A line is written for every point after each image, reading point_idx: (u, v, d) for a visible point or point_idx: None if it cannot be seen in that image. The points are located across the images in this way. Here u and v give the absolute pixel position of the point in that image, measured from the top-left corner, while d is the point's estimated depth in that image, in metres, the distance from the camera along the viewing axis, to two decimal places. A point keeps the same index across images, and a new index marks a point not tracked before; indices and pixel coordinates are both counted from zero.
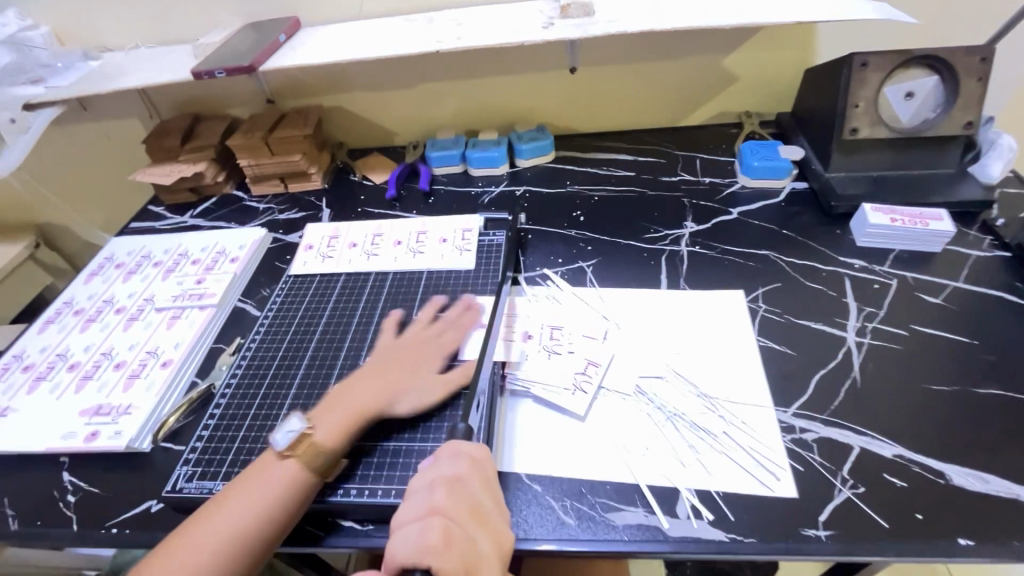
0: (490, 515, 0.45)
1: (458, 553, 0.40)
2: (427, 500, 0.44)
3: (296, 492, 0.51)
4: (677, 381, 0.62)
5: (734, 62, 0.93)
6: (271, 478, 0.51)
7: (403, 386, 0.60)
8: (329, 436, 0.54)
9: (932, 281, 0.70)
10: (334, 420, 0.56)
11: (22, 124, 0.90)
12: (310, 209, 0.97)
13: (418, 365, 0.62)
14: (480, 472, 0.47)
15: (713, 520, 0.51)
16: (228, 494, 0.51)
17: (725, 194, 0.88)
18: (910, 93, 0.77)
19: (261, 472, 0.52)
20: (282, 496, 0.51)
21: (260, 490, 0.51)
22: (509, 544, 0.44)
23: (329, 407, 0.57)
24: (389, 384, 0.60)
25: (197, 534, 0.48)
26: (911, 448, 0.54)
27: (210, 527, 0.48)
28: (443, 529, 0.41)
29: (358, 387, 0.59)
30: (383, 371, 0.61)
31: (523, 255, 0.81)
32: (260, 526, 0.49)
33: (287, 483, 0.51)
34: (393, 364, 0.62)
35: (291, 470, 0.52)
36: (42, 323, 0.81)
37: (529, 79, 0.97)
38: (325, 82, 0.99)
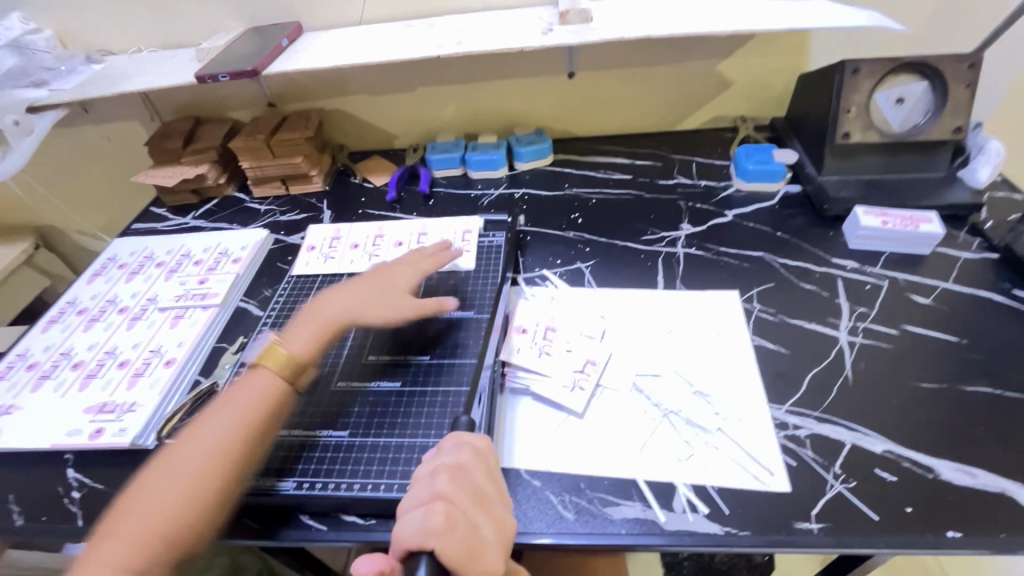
0: (492, 501, 0.46)
1: (460, 535, 0.40)
2: (430, 486, 0.45)
3: (271, 398, 0.57)
4: (673, 379, 0.63)
5: (729, 68, 0.95)
6: (244, 393, 0.56)
7: (374, 307, 0.66)
8: (300, 347, 0.61)
9: (922, 282, 0.72)
10: (307, 333, 0.62)
11: (25, 126, 0.91)
12: (311, 210, 0.98)
13: (387, 290, 0.68)
14: (482, 462, 0.48)
15: (709, 513, 0.52)
16: (202, 422, 0.54)
17: (720, 197, 0.90)
18: (900, 98, 0.80)
19: (236, 390, 0.57)
20: (256, 408, 0.55)
21: (237, 408, 0.55)
22: (510, 531, 0.45)
23: (300, 323, 0.64)
24: (364, 302, 0.66)
25: (171, 464, 0.51)
26: (901, 444, 0.55)
27: (189, 448, 0.52)
28: (446, 512, 0.42)
29: (333, 304, 0.66)
30: (359, 293, 0.67)
31: (522, 256, 0.83)
32: (235, 436, 0.53)
33: (260, 395, 0.56)
34: (364, 288, 0.68)
35: (265, 380, 0.58)
36: (46, 323, 0.82)
37: (528, 84, 0.99)
38: (326, 85, 1.00)
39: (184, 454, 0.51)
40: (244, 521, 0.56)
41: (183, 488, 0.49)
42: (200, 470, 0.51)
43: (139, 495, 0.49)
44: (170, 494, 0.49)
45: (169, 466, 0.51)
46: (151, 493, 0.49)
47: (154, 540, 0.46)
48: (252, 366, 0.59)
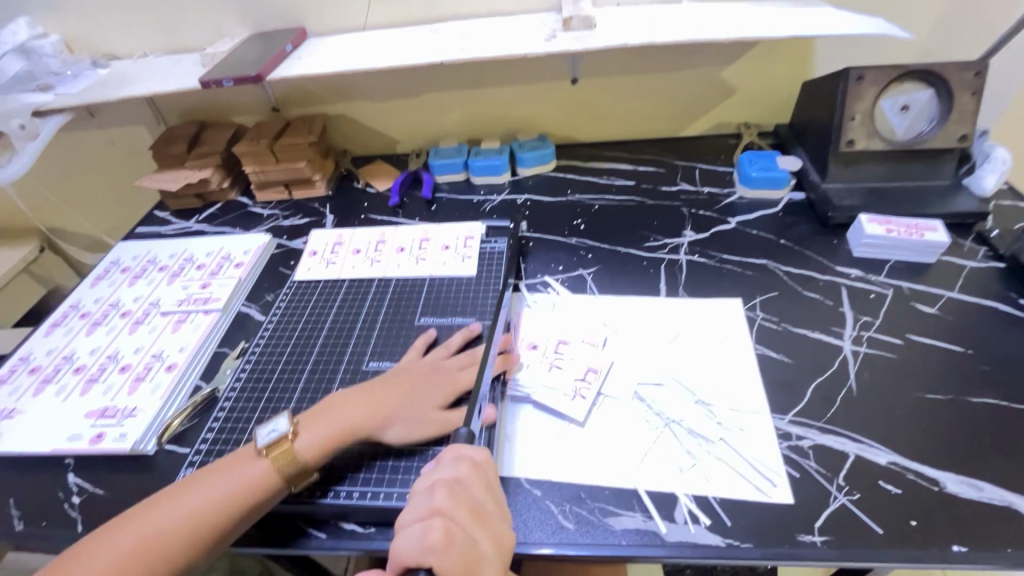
0: (491, 514, 0.46)
1: (457, 553, 0.41)
2: (428, 501, 0.45)
3: (257, 497, 0.53)
4: (675, 388, 0.63)
5: (732, 75, 0.95)
6: (238, 475, 0.54)
7: (399, 412, 0.58)
8: (308, 450, 0.55)
9: (927, 291, 0.71)
10: (320, 434, 0.56)
11: (31, 130, 0.90)
12: (314, 215, 0.98)
13: (420, 394, 0.60)
14: (481, 476, 0.47)
15: (711, 525, 0.51)
16: (191, 486, 0.53)
17: (723, 204, 0.90)
18: (905, 106, 0.79)
19: (232, 466, 0.55)
20: (242, 494, 0.53)
21: (225, 485, 0.53)
22: (510, 543, 0.45)
23: (318, 415, 0.58)
24: (388, 409, 0.59)
25: (138, 524, 0.50)
26: (906, 456, 0.55)
27: (164, 511, 0.51)
28: (444, 529, 0.42)
29: (356, 402, 0.59)
30: (388, 397, 0.60)
31: (524, 262, 0.83)
32: (211, 517, 0.51)
33: (252, 483, 0.53)
34: (395, 387, 0.61)
35: (262, 472, 0.54)
36: (48, 326, 0.82)
37: (532, 90, 0.99)
38: (330, 91, 1.01)
39: (158, 516, 0.51)
40: (242, 527, 0.56)
41: (141, 555, 0.48)
42: (166, 538, 0.49)
43: (105, 543, 0.49)
44: (129, 555, 0.48)
45: (141, 526, 0.50)
46: (110, 546, 0.49)
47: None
48: (255, 450, 0.56)
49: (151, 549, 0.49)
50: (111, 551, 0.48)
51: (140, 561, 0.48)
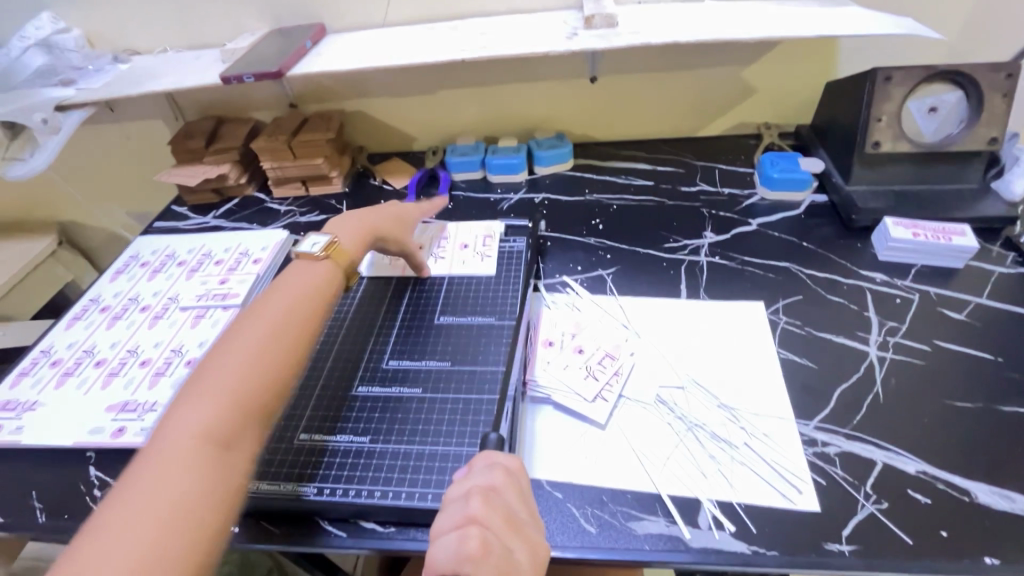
0: (525, 523, 0.45)
1: (495, 561, 0.41)
2: (464, 509, 0.44)
3: (331, 286, 0.63)
4: (698, 392, 0.62)
5: (755, 74, 0.94)
6: (305, 275, 0.62)
7: (398, 234, 0.75)
8: (351, 244, 0.68)
9: (954, 297, 0.70)
10: (355, 236, 0.69)
11: (53, 125, 0.90)
12: (330, 212, 0.98)
13: (407, 221, 0.77)
14: (515, 483, 0.47)
15: (735, 531, 0.51)
16: (261, 309, 0.57)
17: (744, 205, 0.89)
18: (934, 108, 0.78)
19: (296, 274, 0.62)
20: (318, 286, 0.61)
21: (300, 283, 0.61)
22: (544, 555, 0.45)
23: (343, 227, 0.70)
24: (390, 215, 0.75)
25: (230, 350, 0.52)
26: (935, 465, 0.54)
27: (262, 316, 0.56)
28: (482, 536, 0.42)
29: (369, 218, 0.72)
30: (385, 208, 0.76)
31: (542, 262, 0.82)
32: (305, 306, 0.58)
33: (321, 276, 0.62)
34: (391, 213, 0.76)
35: (325, 268, 0.64)
36: (70, 320, 0.82)
37: (550, 88, 0.98)
38: (348, 87, 1.00)
39: (260, 318, 0.55)
40: (263, 525, 0.56)
41: (262, 346, 0.53)
42: (278, 327, 0.55)
43: (222, 354, 0.52)
44: (255, 348, 0.53)
45: (248, 331, 0.54)
46: (219, 375, 0.50)
47: (249, 388, 0.50)
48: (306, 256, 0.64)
49: (269, 340, 0.54)
50: (233, 354, 0.52)
51: (265, 351, 0.53)
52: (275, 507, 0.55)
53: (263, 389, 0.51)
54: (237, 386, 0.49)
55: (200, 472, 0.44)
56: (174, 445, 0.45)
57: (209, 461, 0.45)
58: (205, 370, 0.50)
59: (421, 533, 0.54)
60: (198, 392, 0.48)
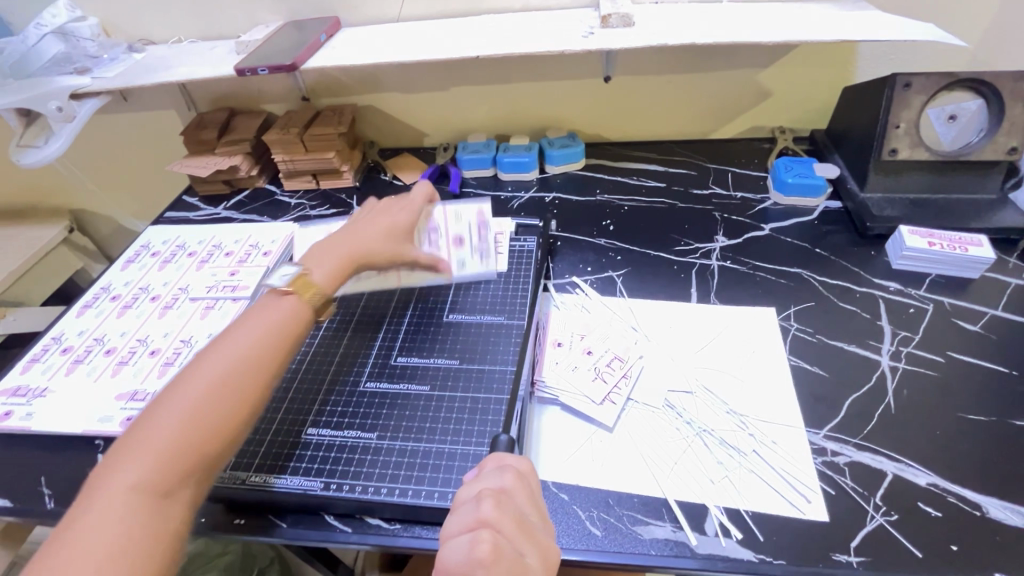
0: (536, 526, 0.45)
1: (506, 566, 0.41)
2: (475, 512, 0.44)
3: (301, 325, 0.56)
4: (707, 397, 0.62)
5: (771, 78, 0.93)
6: (269, 309, 0.55)
7: (387, 250, 0.66)
8: (326, 277, 0.60)
9: (969, 308, 0.69)
10: (330, 266, 0.61)
11: (67, 113, 0.90)
12: (341, 206, 0.98)
13: (394, 232, 0.67)
14: (526, 486, 0.47)
15: (742, 539, 0.50)
16: (224, 338, 0.52)
17: (757, 209, 0.88)
18: (953, 115, 0.76)
19: (260, 309, 0.55)
20: (283, 324, 0.55)
21: (263, 319, 0.54)
22: (555, 557, 0.45)
23: (317, 256, 0.62)
24: (376, 232, 0.66)
25: (183, 386, 0.48)
26: (946, 477, 0.53)
27: (213, 358, 0.50)
28: (494, 541, 0.42)
29: (345, 244, 0.64)
30: (370, 224, 0.66)
31: (552, 262, 0.82)
32: (268, 343, 0.53)
33: (288, 311, 0.56)
34: (372, 230, 0.66)
35: (292, 303, 0.56)
36: (80, 308, 0.83)
37: (564, 87, 0.98)
38: (361, 81, 1.00)
39: (210, 362, 0.50)
40: (268, 518, 0.56)
41: (207, 394, 0.48)
42: (230, 374, 0.50)
43: (166, 403, 0.47)
44: (198, 397, 0.47)
45: (196, 377, 0.49)
46: (169, 412, 0.46)
47: (193, 436, 0.46)
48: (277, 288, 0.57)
49: (217, 389, 0.48)
50: (183, 395, 0.48)
51: (211, 400, 0.48)
52: (282, 500, 0.56)
53: (203, 447, 0.46)
54: (176, 438, 0.45)
55: (128, 529, 0.41)
56: (102, 499, 0.42)
57: (141, 518, 0.42)
58: (152, 410, 0.47)
59: (426, 530, 0.54)
60: (137, 438, 0.45)
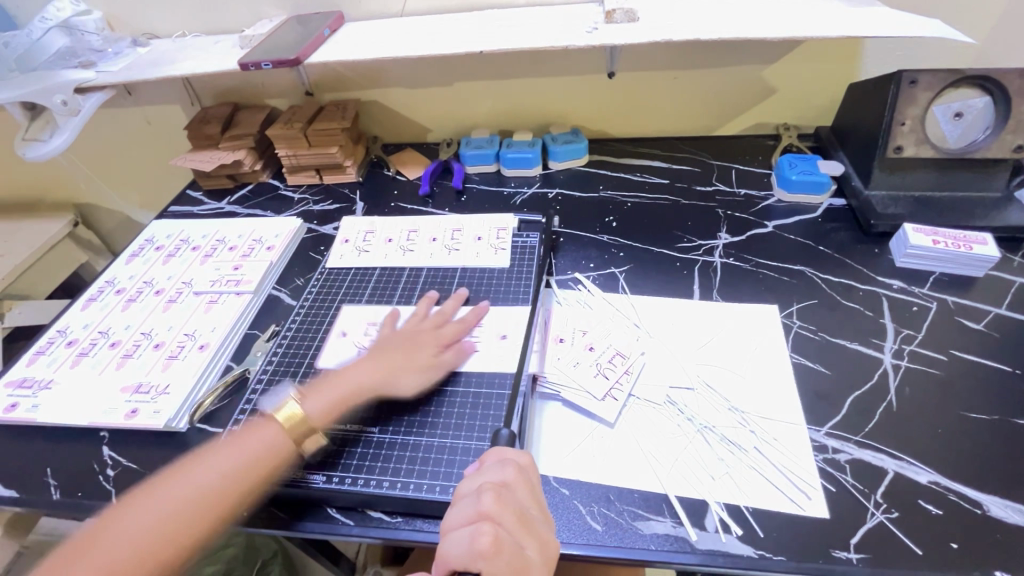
0: (537, 520, 0.46)
1: (507, 559, 0.42)
2: (476, 505, 0.45)
3: (280, 453, 0.55)
4: (708, 393, 0.62)
5: (775, 74, 0.92)
6: (254, 438, 0.56)
7: (399, 369, 0.62)
8: (317, 412, 0.58)
9: (973, 307, 0.69)
10: (326, 399, 0.59)
11: (73, 107, 0.91)
12: (344, 201, 0.98)
13: (414, 349, 0.64)
14: (527, 479, 0.48)
15: (742, 535, 0.51)
16: (203, 457, 0.55)
17: (761, 206, 0.88)
18: (959, 113, 0.76)
19: (245, 434, 0.57)
20: (261, 459, 0.55)
21: (244, 448, 0.55)
22: (554, 552, 0.45)
23: (326, 384, 0.61)
24: (390, 348, 0.64)
25: (143, 505, 0.51)
26: (947, 475, 0.53)
27: (183, 480, 0.53)
28: (495, 533, 0.43)
29: (353, 371, 0.62)
30: (383, 347, 0.65)
31: (555, 258, 0.82)
32: (235, 475, 0.53)
33: (272, 444, 0.56)
34: (387, 350, 0.64)
35: (277, 433, 0.56)
36: (85, 301, 0.83)
37: (567, 83, 0.97)
38: (365, 76, 1.00)
39: (178, 484, 0.52)
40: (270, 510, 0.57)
41: (160, 520, 0.50)
42: (193, 500, 0.51)
43: (125, 518, 0.50)
44: (149, 523, 0.50)
45: (160, 496, 0.51)
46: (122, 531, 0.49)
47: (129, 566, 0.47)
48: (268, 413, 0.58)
49: (170, 518, 0.50)
50: (139, 515, 0.50)
51: (162, 530, 0.49)
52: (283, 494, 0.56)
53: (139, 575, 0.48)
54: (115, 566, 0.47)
55: None
56: None
57: None
58: (108, 526, 0.50)
59: (427, 523, 0.54)
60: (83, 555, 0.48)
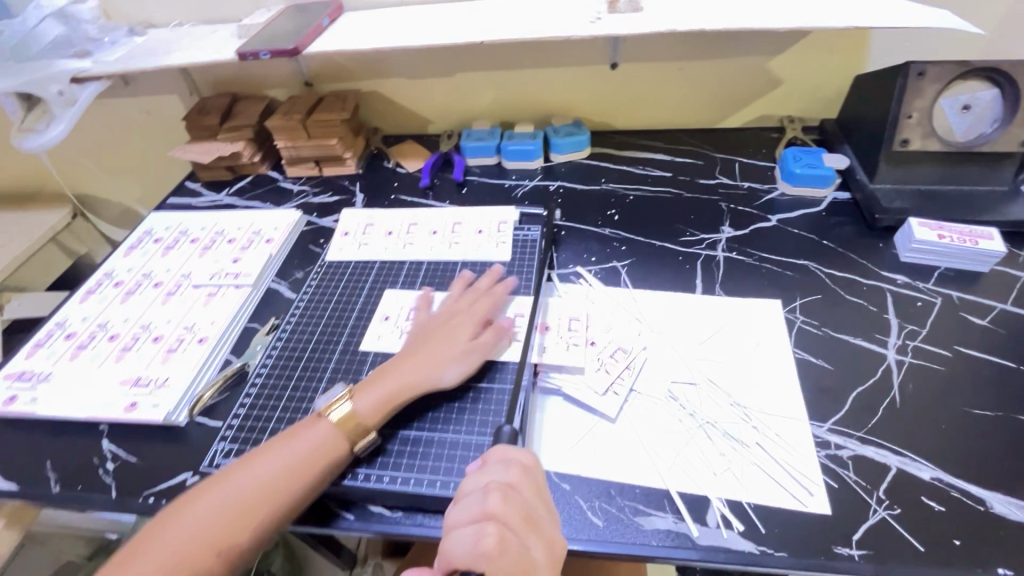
0: (543, 520, 0.46)
1: (511, 561, 0.42)
2: (481, 504, 0.45)
3: (329, 456, 0.54)
4: (710, 388, 0.62)
5: (780, 66, 0.91)
6: (306, 438, 0.55)
7: (442, 359, 0.61)
8: (370, 408, 0.57)
9: (978, 302, 0.68)
10: (377, 394, 0.58)
11: (69, 97, 0.90)
12: (344, 193, 0.98)
13: (454, 338, 0.63)
14: (531, 479, 0.48)
15: (744, 531, 0.50)
16: (253, 459, 0.53)
17: (764, 200, 0.87)
18: (967, 106, 0.74)
19: (295, 433, 0.55)
20: (313, 459, 0.53)
21: (296, 447, 0.54)
22: (561, 551, 0.46)
23: (373, 379, 0.60)
24: (436, 334, 0.63)
25: (190, 510, 0.49)
26: (951, 472, 0.53)
27: (237, 481, 0.51)
28: (499, 534, 0.43)
29: (399, 365, 0.60)
30: (429, 334, 0.64)
31: (556, 251, 0.81)
32: (283, 482, 0.52)
33: (324, 443, 0.54)
34: (426, 340, 0.63)
35: (328, 432, 0.55)
36: (84, 293, 0.83)
37: (569, 74, 0.96)
38: (364, 67, 0.99)
39: (232, 483, 0.51)
40: None
41: (216, 520, 0.49)
42: (241, 508, 0.50)
43: (181, 517, 0.49)
44: (196, 531, 0.48)
45: (215, 495, 0.50)
46: (169, 538, 0.48)
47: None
48: (319, 412, 0.57)
49: (226, 518, 0.49)
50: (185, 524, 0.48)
51: (219, 531, 0.48)
52: None
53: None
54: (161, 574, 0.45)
55: None
56: None
57: None
58: (156, 530, 0.48)
59: (427, 518, 0.54)
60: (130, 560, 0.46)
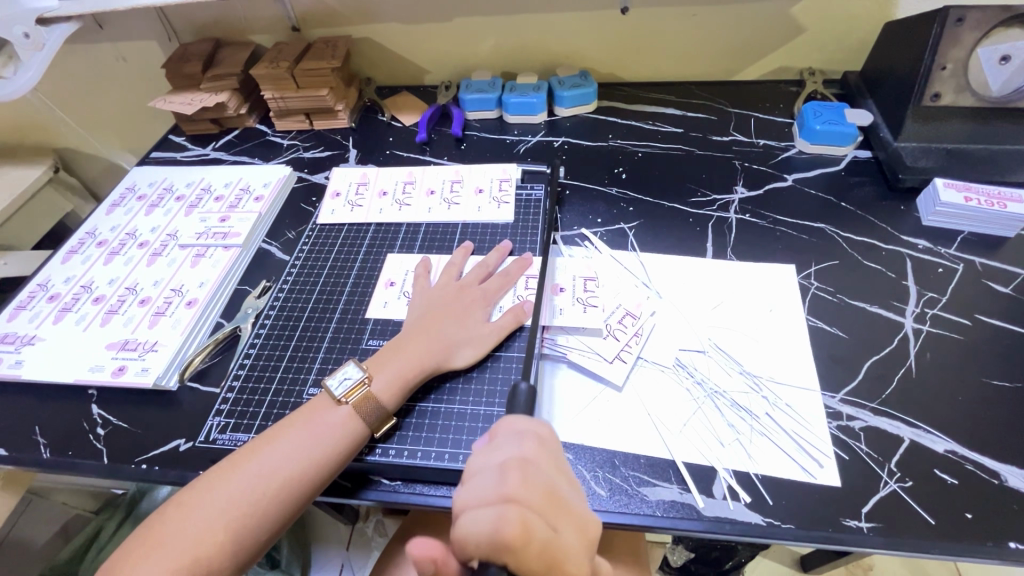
0: (572, 499, 0.39)
1: (538, 551, 0.34)
2: (496, 486, 0.37)
3: (346, 442, 0.52)
4: (721, 359, 0.59)
5: (805, 12, 0.84)
6: (317, 423, 0.52)
7: (456, 339, 0.59)
8: (387, 392, 0.55)
9: (1001, 268, 0.65)
10: (393, 373, 0.56)
11: (36, 41, 0.83)
12: (336, 148, 0.92)
13: (466, 315, 0.61)
14: (549, 453, 0.41)
15: (750, 502, 0.49)
16: (271, 443, 0.51)
17: (780, 158, 0.82)
18: (1007, 57, 0.68)
19: (306, 419, 0.53)
20: (325, 447, 0.51)
21: (307, 435, 0.51)
22: (595, 531, 0.39)
23: (387, 356, 0.57)
24: (449, 313, 0.61)
25: (209, 494, 0.48)
26: (966, 445, 0.51)
27: (250, 468, 0.49)
28: (522, 522, 0.35)
29: (411, 342, 0.58)
30: (440, 309, 0.61)
31: (560, 212, 0.77)
32: (302, 471, 0.50)
33: (337, 430, 0.52)
34: (436, 316, 0.61)
35: (344, 417, 0.53)
36: (65, 253, 0.79)
37: (576, 19, 0.89)
38: (355, 10, 0.92)
39: (241, 472, 0.49)
40: None
41: (231, 508, 0.47)
42: (261, 495, 0.48)
43: (193, 508, 0.47)
44: (215, 519, 0.47)
45: (226, 485, 0.48)
46: (188, 523, 0.47)
47: (196, 559, 0.45)
48: (335, 398, 0.54)
49: (241, 506, 0.48)
50: (204, 509, 0.47)
51: (234, 521, 0.47)
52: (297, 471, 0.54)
53: (215, 562, 0.46)
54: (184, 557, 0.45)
55: None
56: None
57: None
58: (176, 514, 0.47)
59: (427, 488, 0.53)
60: (152, 543, 0.46)
